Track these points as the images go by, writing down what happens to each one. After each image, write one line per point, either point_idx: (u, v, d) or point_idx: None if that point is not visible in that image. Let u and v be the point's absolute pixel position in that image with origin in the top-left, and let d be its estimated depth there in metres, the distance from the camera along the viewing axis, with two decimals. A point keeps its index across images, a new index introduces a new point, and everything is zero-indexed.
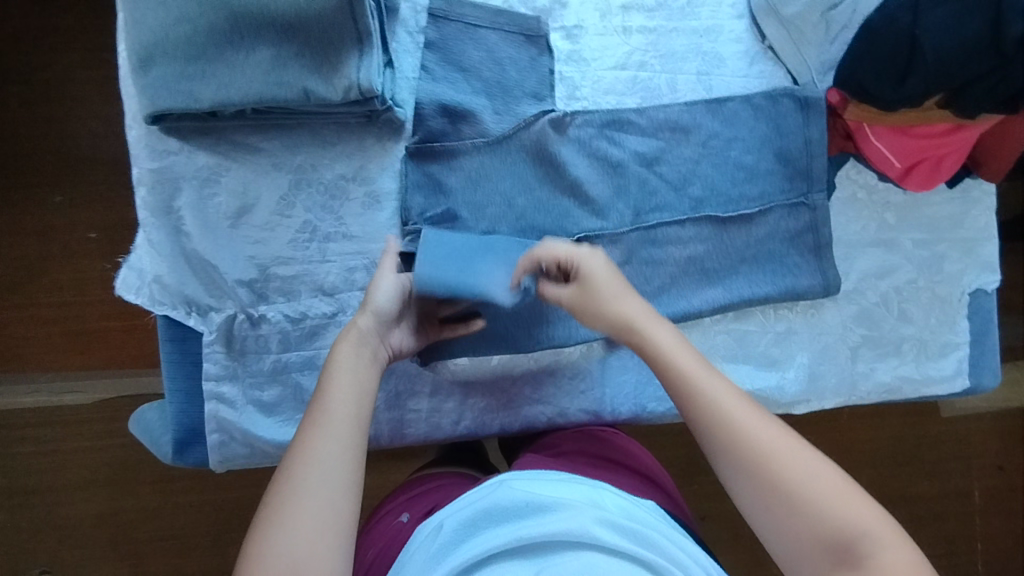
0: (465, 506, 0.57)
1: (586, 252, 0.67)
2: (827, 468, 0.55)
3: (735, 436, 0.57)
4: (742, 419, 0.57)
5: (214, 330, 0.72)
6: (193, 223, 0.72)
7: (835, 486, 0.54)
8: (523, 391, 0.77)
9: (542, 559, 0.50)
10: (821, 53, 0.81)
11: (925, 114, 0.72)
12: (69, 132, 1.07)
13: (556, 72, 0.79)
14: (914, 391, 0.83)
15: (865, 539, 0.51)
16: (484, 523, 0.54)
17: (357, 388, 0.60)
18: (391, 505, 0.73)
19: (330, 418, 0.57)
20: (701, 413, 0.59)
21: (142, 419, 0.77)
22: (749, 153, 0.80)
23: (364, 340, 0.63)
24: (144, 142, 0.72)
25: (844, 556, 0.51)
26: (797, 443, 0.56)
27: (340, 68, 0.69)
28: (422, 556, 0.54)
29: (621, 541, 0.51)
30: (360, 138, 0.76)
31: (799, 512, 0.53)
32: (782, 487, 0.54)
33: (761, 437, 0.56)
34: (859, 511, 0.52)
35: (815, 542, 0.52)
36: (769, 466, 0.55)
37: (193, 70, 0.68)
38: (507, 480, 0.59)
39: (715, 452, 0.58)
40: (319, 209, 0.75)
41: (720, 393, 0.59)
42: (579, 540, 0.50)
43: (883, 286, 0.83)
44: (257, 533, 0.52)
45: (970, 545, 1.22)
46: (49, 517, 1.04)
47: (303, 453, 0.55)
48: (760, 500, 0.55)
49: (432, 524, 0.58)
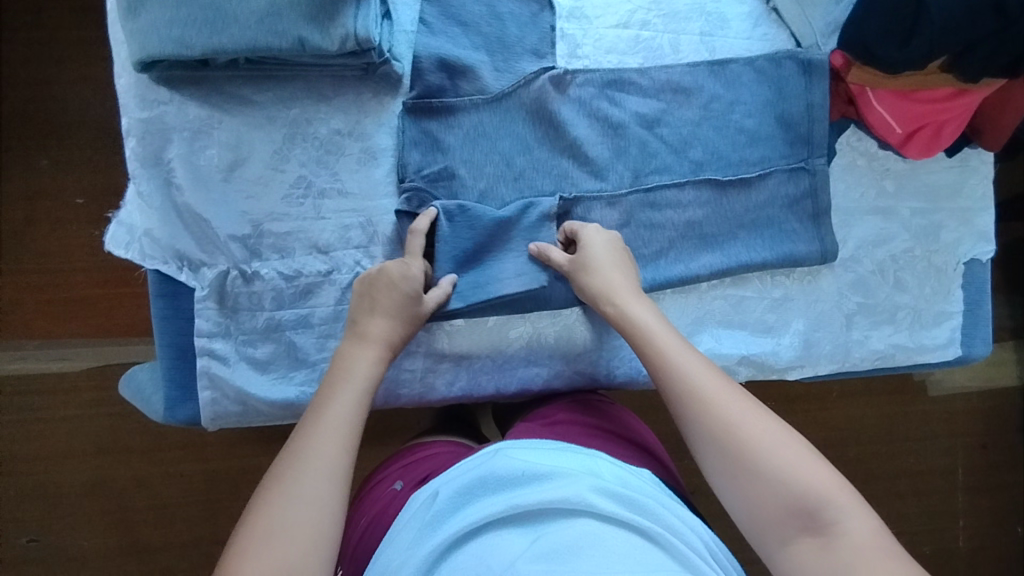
0: (461, 474, 0.57)
1: (598, 241, 0.71)
2: (796, 441, 0.55)
3: (705, 405, 0.58)
4: (714, 390, 0.59)
5: (206, 286, 0.71)
6: (184, 175, 0.70)
7: (800, 455, 0.54)
8: (518, 353, 0.76)
9: (539, 527, 0.49)
10: (826, 13, 0.80)
11: (927, 79, 0.73)
12: (55, 92, 1.04)
13: (557, 29, 0.78)
14: (907, 359, 0.83)
15: (828, 506, 0.51)
16: (480, 491, 0.54)
17: (357, 398, 0.61)
18: (385, 474, 0.73)
19: (336, 424, 0.58)
20: (676, 381, 0.60)
21: (134, 378, 0.76)
22: (751, 117, 0.80)
23: (376, 352, 0.64)
24: (135, 91, 0.70)
25: (808, 521, 0.51)
26: (769, 418, 0.57)
27: (336, 16, 0.67)
28: (416, 523, 0.54)
29: (617, 508, 0.51)
30: (356, 92, 0.74)
31: (768, 480, 0.53)
32: (753, 455, 0.55)
33: (729, 402, 0.58)
34: (824, 479, 0.53)
35: (781, 508, 0.52)
36: (735, 429, 0.56)
37: (187, 14, 0.66)
38: (503, 450, 0.58)
39: (690, 423, 0.59)
40: (314, 164, 0.73)
41: (689, 361, 0.61)
42: (575, 508, 0.50)
43: (880, 254, 0.83)
44: (244, 536, 0.50)
45: (953, 519, 1.24)
46: (37, 484, 1.03)
47: (309, 447, 0.56)
48: (731, 466, 0.55)
49: (427, 492, 0.57)
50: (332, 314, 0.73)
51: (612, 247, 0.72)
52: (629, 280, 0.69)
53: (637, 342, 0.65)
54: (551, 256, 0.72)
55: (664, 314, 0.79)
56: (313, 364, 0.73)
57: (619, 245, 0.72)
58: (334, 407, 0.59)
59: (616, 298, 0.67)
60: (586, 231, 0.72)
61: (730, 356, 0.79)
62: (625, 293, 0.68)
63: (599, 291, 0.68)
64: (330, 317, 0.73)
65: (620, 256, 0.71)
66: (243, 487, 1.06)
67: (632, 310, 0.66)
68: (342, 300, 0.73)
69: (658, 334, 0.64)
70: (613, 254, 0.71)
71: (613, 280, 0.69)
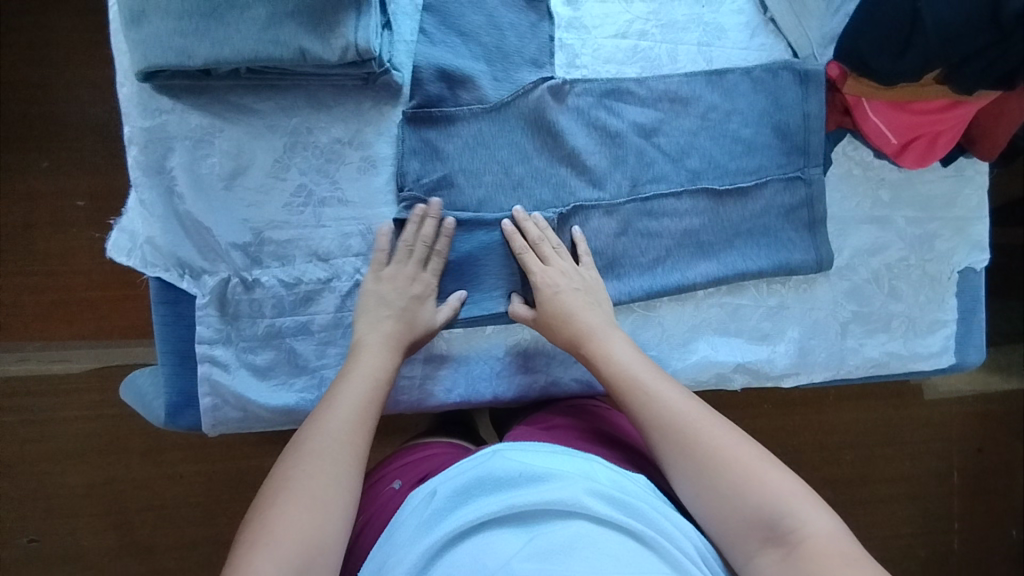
0: (459, 474, 0.58)
1: (562, 283, 0.73)
2: (760, 456, 0.59)
3: (679, 430, 0.61)
4: (687, 414, 0.62)
5: (207, 293, 0.71)
6: (186, 184, 0.71)
7: (763, 468, 0.58)
8: (516, 361, 0.78)
9: (533, 528, 0.50)
10: (822, 25, 0.81)
11: (924, 90, 0.73)
12: (57, 96, 1.04)
13: (556, 39, 0.78)
14: (901, 367, 0.84)
15: (788, 516, 0.55)
16: (476, 491, 0.54)
17: (370, 378, 0.66)
18: (384, 473, 0.74)
19: (354, 411, 0.62)
20: (650, 410, 0.64)
21: (134, 383, 0.77)
22: (747, 127, 0.80)
23: (389, 352, 0.68)
24: (137, 100, 0.71)
25: (770, 533, 0.55)
26: (738, 438, 0.60)
27: (336, 27, 0.67)
28: (414, 521, 0.55)
29: (611, 511, 0.52)
30: (356, 102, 0.75)
31: (736, 494, 0.57)
32: (722, 473, 0.58)
33: (699, 422, 0.62)
34: (785, 491, 0.56)
35: (747, 521, 0.56)
36: (702, 447, 0.60)
37: (188, 25, 0.66)
38: (500, 451, 0.59)
39: (664, 452, 0.62)
40: (314, 172, 0.74)
41: (664, 390, 0.65)
42: (571, 510, 0.51)
43: (875, 263, 0.84)
44: (263, 504, 0.55)
45: (948, 522, 1.25)
46: (38, 485, 1.03)
47: (330, 426, 0.61)
48: (701, 486, 0.59)
49: (425, 491, 0.58)
50: (332, 321, 0.74)
51: (579, 284, 0.73)
52: (603, 317, 0.72)
53: (612, 380, 0.68)
54: (518, 313, 0.73)
55: (661, 322, 0.80)
56: (313, 371, 0.73)
57: (587, 279, 0.74)
58: (346, 389, 0.64)
59: (594, 338, 0.70)
60: (546, 271, 0.73)
61: (726, 363, 0.80)
62: (598, 332, 0.71)
63: (575, 332, 0.71)
64: (330, 324, 0.74)
65: (589, 290, 0.74)
66: (243, 489, 1.06)
67: (607, 348, 0.69)
68: (342, 307, 0.74)
69: (632, 367, 0.67)
70: (582, 293, 0.73)
71: (586, 320, 0.71)
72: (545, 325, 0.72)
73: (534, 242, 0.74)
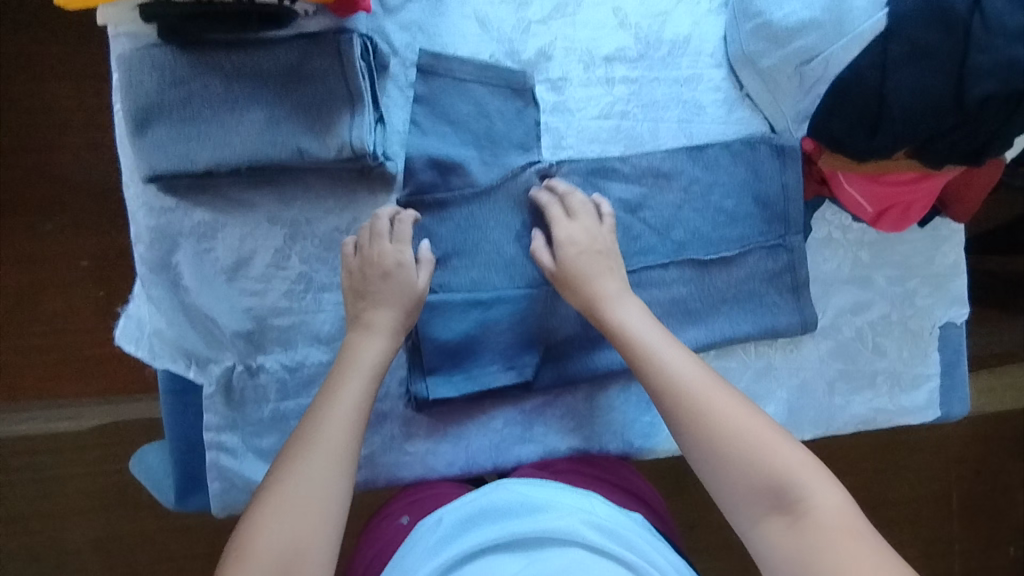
0: (463, 506, 0.61)
1: (581, 237, 0.75)
2: (770, 430, 0.62)
3: (689, 403, 0.64)
4: (696, 386, 0.65)
5: (213, 382, 0.74)
6: (191, 277, 0.74)
7: (774, 439, 0.62)
8: (514, 431, 0.80)
9: (533, 552, 0.53)
10: (796, 103, 0.81)
11: (896, 163, 0.77)
12: (59, 175, 1.07)
13: (542, 124, 0.82)
14: (888, 420, 0.87)
15: (795, 485, 0.59)
16: (479, 521, 0.58)
17: (360, 377, 0.68)
18: (391, 509, 0.76)
19: (341, 412, 0.65)
20: (661, 379, 0.67)
21: (145, 462, 0.80)
22: (729, 198, 0.83)
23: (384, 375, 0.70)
24: (142, 199, 0.74)
25: (776, 500, 0.59)
26: (750, 410, 0.64)
27: (334, 127, 0.71)
28: (419, 550, 0.58)
29: (606, 541, 0.55)
30: (352, 191, 0.78)
31: (739, 464, 0.61)
32: (731, 444, 0.62)
33: (708, 392, 0.65)
34: (791, 461, 0.60)
35: (754, 489, 0.60)
36: (711, 416, 0.63)
37: (190, 131, 0.70)
38: (504, 484, 0.63)
39: (676, 420, 0.65)
40: (314, 260, 0.77)
41: (676, 360, 0.67)
42: (568, 539, 0.54)
43: (858, 321, 0.87)
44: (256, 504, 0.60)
45: (948, 548, 1.27)
46: (49, 545, 1.06)
47: (317, 429, 0.63)
48: (712, 455, 0.62)
49: (433, 519, 0.62)
50: None
51: (597, 242, 0.76)
52: (615, 283, 0.74)
53: (625, 349, 0.70)
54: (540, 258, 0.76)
55: None
56: None
57: (606, 237, 0.76)
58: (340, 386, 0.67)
59: (606, 308, 0.72)
60: (566, 223, 0.76)
61: None
62: (613, 297, 0.73)
63: (586, 301, 0.73)
64: None
65: (603, 254, 0.75)
66: None
67: (618, 320, 0.71)
68: None
69: (644, 335, 0.70)
70: (596, 255, 0.75)
71: (601, 287, 0.73)
72: (563, 280, 0.75)
73: (562, 195, 0.78)
